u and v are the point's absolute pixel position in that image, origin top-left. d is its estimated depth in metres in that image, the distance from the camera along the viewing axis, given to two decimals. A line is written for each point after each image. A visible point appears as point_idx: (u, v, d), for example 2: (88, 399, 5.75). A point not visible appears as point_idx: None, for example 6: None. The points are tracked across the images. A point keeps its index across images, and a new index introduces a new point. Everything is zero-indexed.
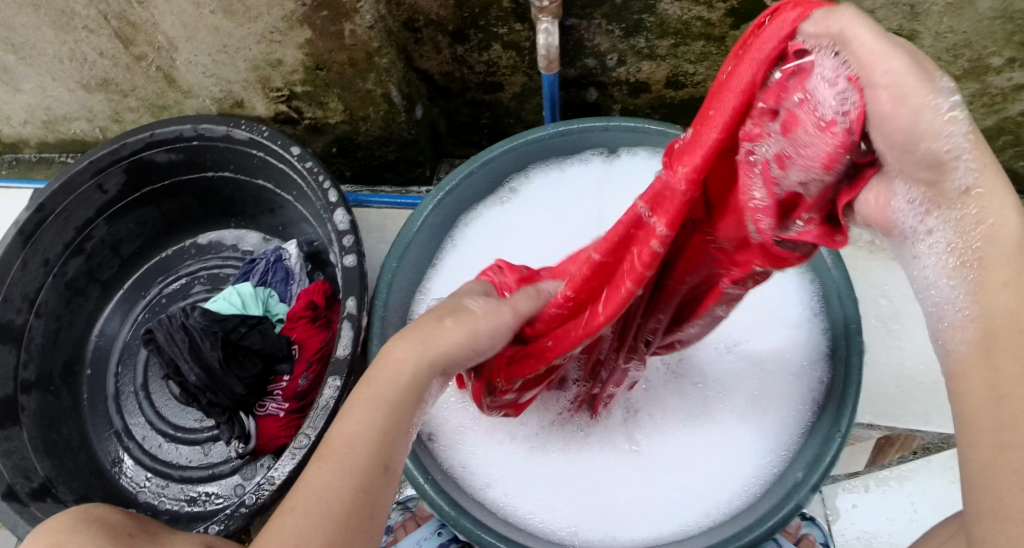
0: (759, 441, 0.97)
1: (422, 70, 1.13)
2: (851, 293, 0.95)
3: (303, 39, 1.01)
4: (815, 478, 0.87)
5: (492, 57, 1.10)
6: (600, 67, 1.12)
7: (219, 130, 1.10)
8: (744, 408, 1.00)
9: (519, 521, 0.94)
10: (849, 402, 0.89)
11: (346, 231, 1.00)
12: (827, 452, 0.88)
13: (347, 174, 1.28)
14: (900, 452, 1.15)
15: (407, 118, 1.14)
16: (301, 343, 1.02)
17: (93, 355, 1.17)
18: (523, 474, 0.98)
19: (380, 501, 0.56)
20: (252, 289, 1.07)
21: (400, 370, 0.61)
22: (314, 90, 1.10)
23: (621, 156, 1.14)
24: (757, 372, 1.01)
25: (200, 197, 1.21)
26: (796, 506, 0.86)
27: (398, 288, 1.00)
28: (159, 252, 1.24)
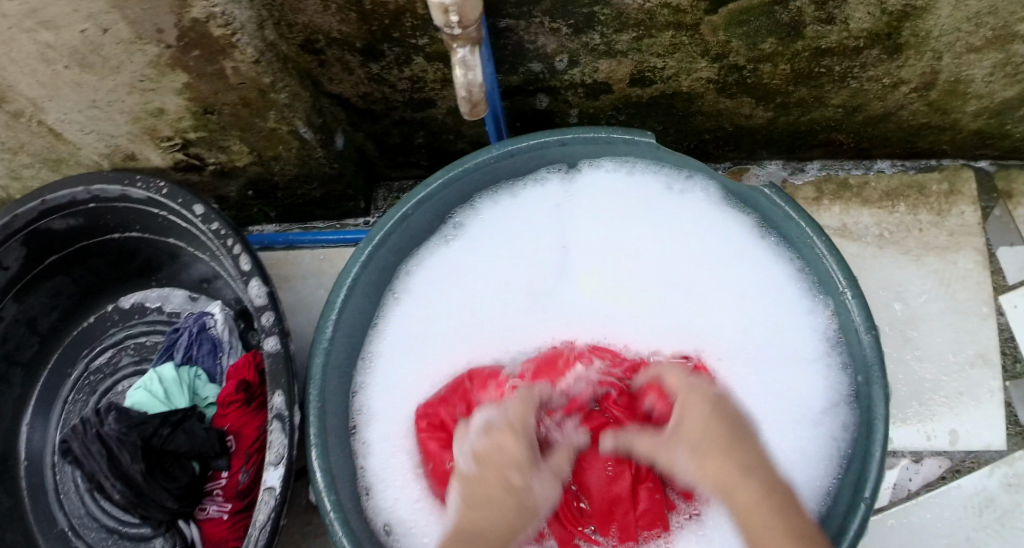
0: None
1: (335, 94, 0.96)
2: (872, 333, 0.81)
3: (181, 84, 0.85)
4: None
5: (415, 71, 0.92)
6: (549, 71, 0.94)
7: (114, 190, 0.97)
8: None
9: None
10: (875, 457, 0.77)
11: (264, 306, 0.86)
12: (853, 521, 0.77)
13: (272, 215, 1.12)
14: (926, 479, 0.97)
15: (326, 153, 0.99)
16: (236, 433, 0.90)
17: (27, 459, 1.06)
18: None
19: None
20: (175, 371, 0.95)
21: (492, 523, 0.61)
22: (210, 135, 0.93)
23: (583, 171, 0.97)
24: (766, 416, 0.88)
25: (114, 260, 1.09)
26: None
27: (334, 367, 0.87)
28: (81, 322, 1.12)
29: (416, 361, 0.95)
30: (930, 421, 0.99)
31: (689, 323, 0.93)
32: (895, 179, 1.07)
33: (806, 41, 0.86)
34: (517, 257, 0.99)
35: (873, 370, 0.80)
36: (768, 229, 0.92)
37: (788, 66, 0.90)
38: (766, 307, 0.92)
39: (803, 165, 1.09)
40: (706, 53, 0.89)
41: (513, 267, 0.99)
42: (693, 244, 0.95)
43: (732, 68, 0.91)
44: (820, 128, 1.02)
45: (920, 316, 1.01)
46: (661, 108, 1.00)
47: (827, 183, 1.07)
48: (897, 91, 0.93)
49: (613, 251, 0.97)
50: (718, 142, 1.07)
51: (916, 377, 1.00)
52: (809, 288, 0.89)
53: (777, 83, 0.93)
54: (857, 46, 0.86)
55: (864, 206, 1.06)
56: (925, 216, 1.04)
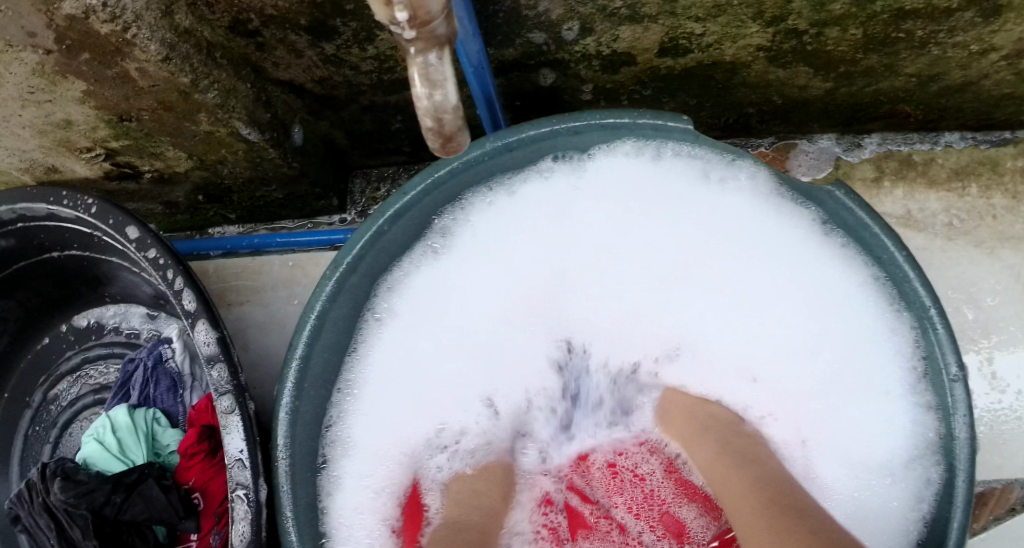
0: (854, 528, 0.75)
1: (285, 81, 0.78)
2: (963, 374, 0.67)
3: (81, 93, 0.68)
4: None
5: (381, 49, 0.73)
6: (554, 42, 0.76)
7: (41, 208, 0.84)
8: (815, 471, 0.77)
9: None
10: (956, 525, 0.65)
11: (215, 355, 0.73)
12: None
13: (232, 217, 0.97)
14: (995, 513, 0.84)
15: (280, 152, 0.82)
16: (203, 490, 0.80)
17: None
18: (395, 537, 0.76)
19: None
20: (131, 417, 0.84)
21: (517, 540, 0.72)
22: (136, 142, 0.77)
23: (594, 159, 0.82)
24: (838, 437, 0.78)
25: (59, 279, 0.95)
26: None
27: (304, 422, 0.75)
28: (33, 346, 1.00)
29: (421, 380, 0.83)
30: (1000, 445, 0.85)
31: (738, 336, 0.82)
32: (965, 155, 0.89)
33: (887, 1, 0.67)
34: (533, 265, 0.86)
35: (958, 414, 0.68)
36: (834, 228, 0.76)
37: (860, 31, 0.71)
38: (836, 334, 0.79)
39: (860, 139, 0.91)
40: (759, 16, 0.71)
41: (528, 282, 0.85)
42: (746, 242, 0.82)
43: (790, 34, 0.73)
44: (885, 100, 0.84)
45: (994, 323, 0.86)
46: (697, 81, 0.83)
47: (888, 160, 0.90)
48: (985, 59, 0.74)
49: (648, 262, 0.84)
50: (764, 115, 0.89)
51: (991, 399, 0.85)
52: (886, 307, 0.75)
53: (843, 50, 0.75)
54: (948, 8, 0.66)
55: (931, 187, 0.89)
56: (998, 201, 0.87)
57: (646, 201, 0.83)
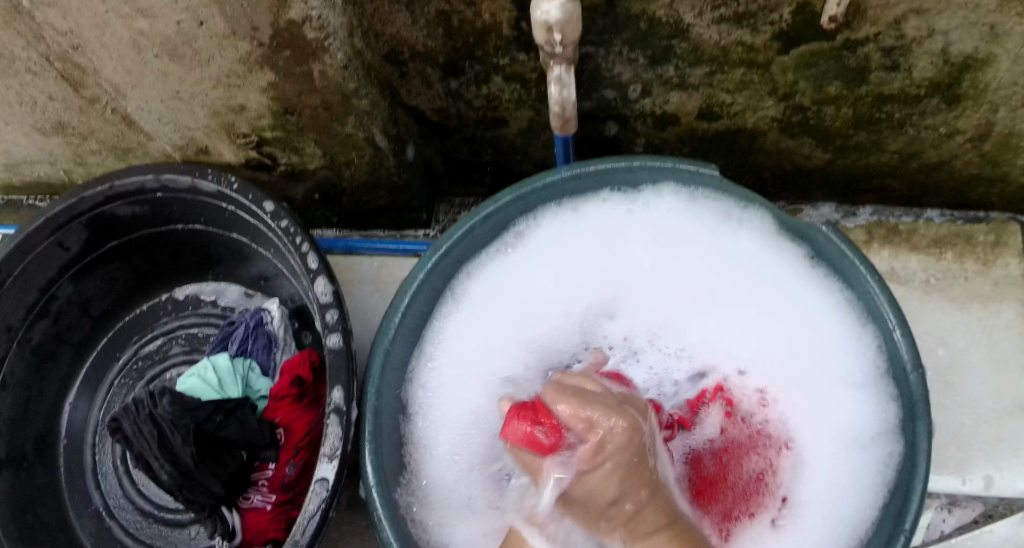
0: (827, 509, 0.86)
1: (410, 106, 0.99)
2: (920, 371, 0.82)
3: (266, 83, 0.87)
4: None
5: (492, 90, 0.94)
6: (620, 99, 0.98)
7: (184, 180, 0.98)
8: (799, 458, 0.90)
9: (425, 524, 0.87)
10: (918, 488, 0.79)
11: (329, 304, 0.86)
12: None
13: (334, 220, 1.15)
14: (960, 523, 0.98)
15: (396, 162, 1.01)
16: (287, 428, 0.91)
17: (67, 445, 1.06)
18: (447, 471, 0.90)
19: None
20: (231, 363, 0.96)
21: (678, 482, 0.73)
22: (286, 135, 0.96)
23: (643, 194, 0.97)
24: (819, 431, 0.90)
25: (173, 250, 1.11)
26: None
27: (391, 368, 0.89)
28: (135, 307, 1.14)
29: (468, 350, 0.95)
30: (968, 467, 0.99)
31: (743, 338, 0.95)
32: (943, 228, 1.09)
33: (870, 87, 0.89)
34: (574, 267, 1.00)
35: (919, 407, 0.82)
36: (820, 257, 0.92)
37: (851, 110, 0.94)
38: (819, 333, 0.92)
39: (855, 209, 1.14)
40: (773, 92, 0.93)
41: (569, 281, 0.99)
42: (751, 264, 0.96)
43: (797, 109, 0.95)
44: (874, 173, 1.05)
45: (961, 363, 1.03)
46: (724, 144, 1.05)
47: (877, 227, 1.10)
48: (953, 140, 0.96)
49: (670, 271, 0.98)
50: (777, 180, 1.11)
51: (960, 428, 1.01)
52: (858, 318, 0.90)
53: (838, 125, 0.97)
54: (917, 94, 0.89)
55: (913, 251, 1.08)
56: (970, 266, 1.07)
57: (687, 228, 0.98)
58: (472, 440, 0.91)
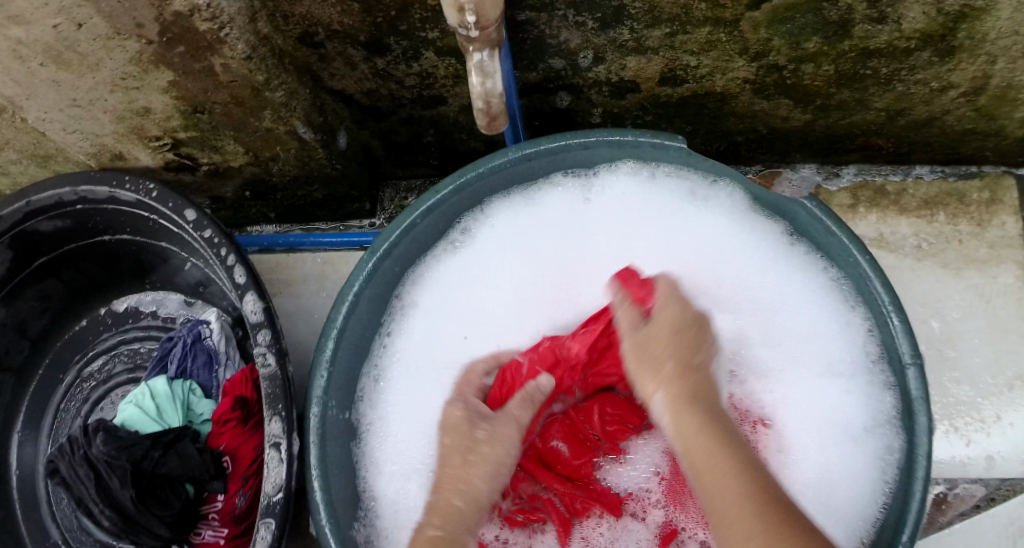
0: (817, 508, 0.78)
1: (336, 90, 0.89)
2: (917, 360, 0.74)
3: (167, 82, 0.78)
4: None
5: (424, 66, 0.84)
6: (571, 68, 0.87)
7: (102, 191, 0.90)
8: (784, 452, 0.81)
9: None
10: (917, 493, 0.72)
11: (260, 322, 0.80)
12: None
13: (272, 215, 1.06)
14: (961, 508, 0.92)
15: (327, 153, 0.92)
16: (233, 454, 0.85)
17: (18, 480, 1.00)
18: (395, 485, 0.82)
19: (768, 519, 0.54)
20: (169, 387, 0.90)
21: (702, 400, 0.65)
22: (201, 134, 0.87)
23: (600, 177, 0.89)
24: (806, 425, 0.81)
25: (107, 263, 1.03)
26: None
27: (336, 389, 0.81)
28: (74, 325, 1.07)
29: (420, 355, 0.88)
30: (967, 447, 0.93)
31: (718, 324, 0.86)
32: (933, 186, 1.00)
33: (853, 42, 0.79)
34: (531, 257, 0.91)
35: (918, 403, 0.73)
36: (801, 233, 0.84)
37: (832, 67, 0.83)
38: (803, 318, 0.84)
39: (838, 169, 1.03)
40: (744, 51, 0.82)
41: (528, 274, 0.91)
42: (723, 249, 0.88)
43: (772, 68, 0.84)
44: (858, 132, 0.95)
45: (958, 335, 0.96)
46: (691, 108, 0.94)
47: (862, 189, 1.01)
48: (945, 95, 0.86)
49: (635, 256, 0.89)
50: (751, 144, 1.01)
51: (958, 404, 0.94)
52: (846, 299, 0.81)
53: (818, 84, 0.87)
54: (907, 48, 0.79)
55: (902, 214, 0.99)
56: (964, 228, 0.98)
57: (655, 213, 0.89)
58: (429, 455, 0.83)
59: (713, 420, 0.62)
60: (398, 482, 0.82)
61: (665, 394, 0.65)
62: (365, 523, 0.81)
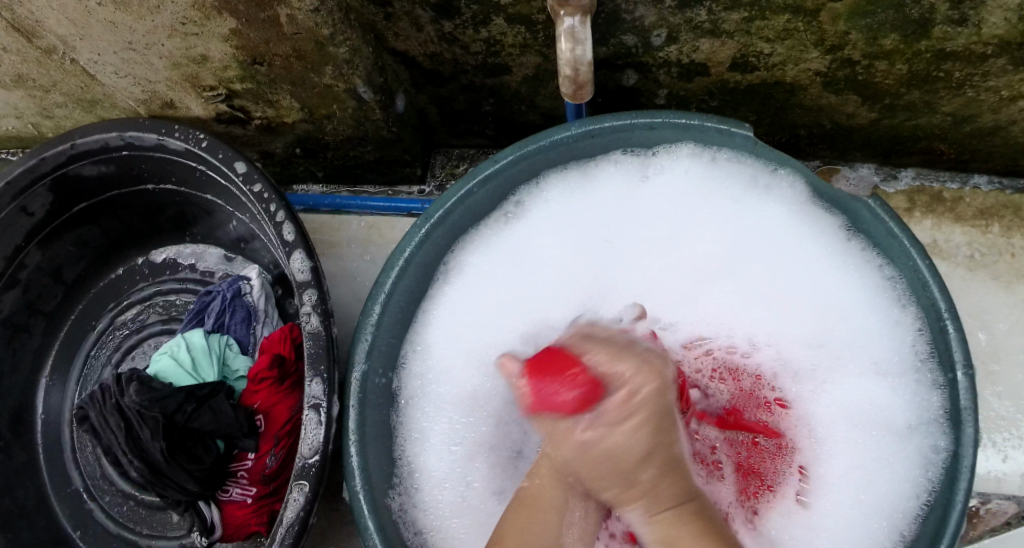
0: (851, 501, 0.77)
1: (398, 51, 0.87)
2: (968, 369, 0.73)
3: (228, 30, 0.77)
4: None
5: (492, 33, 0.82)
6: (642, 46, 0.86)
7: (149, 138, 0.89)
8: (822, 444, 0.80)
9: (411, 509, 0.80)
10: (957, 506, 0.71)
11: (307, 282, 0.78)
12: None
13: (319, 175, 1.06)
14: (992, 526, 0.90)
15: (384, 115, 0.91)
16: (266, 413, 0.84)
17: (45, 423, 1.00)
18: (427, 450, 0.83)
19: None
20: (205, 339, 0.89)
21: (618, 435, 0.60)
22: (257, 86, 0.87)
23: (658, 158, 0.87)
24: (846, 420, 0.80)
25: (147, 212, 1.02)
26: None
27: (379, 355, 0.81)
28: (108, 273, 1.06)
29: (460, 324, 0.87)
30: (1003, 463, 0.91)
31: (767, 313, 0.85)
32: (991, 197, 0.98)
33: (929, 42, 0.77)
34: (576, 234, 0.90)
35: (966, 413, 0.72)
36: (858, 228, 0.82)
37: (905, 66, 0.82)
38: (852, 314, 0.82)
39: (897, 172, 1.02)
40: (820, 43, 0.81)
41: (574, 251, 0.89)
42: (773, 240, 0.86)
43: (845, 62, 0.83)
44: (922, 136, 0.94)
45: (1004, 349, 0.94)
46: (758, 97, 0.93)
47: (920, 194, 1.00)
48: (1013, 105, 0.85)
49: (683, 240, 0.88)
50: (813, 138, 1.00)
51: (998, 419, 0.92)
52: (897, 298, 0.79)
53: (889, 83, 0.85)
54: (983, 53, 0.77)
55: (957, 222, 0.98)
56: (1018, 241, 0.96)
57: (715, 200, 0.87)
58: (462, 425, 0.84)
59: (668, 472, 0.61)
60: (435, 451, 0.83)
61: (644, 510, 0.60)
62: (400, 492, 0.81)
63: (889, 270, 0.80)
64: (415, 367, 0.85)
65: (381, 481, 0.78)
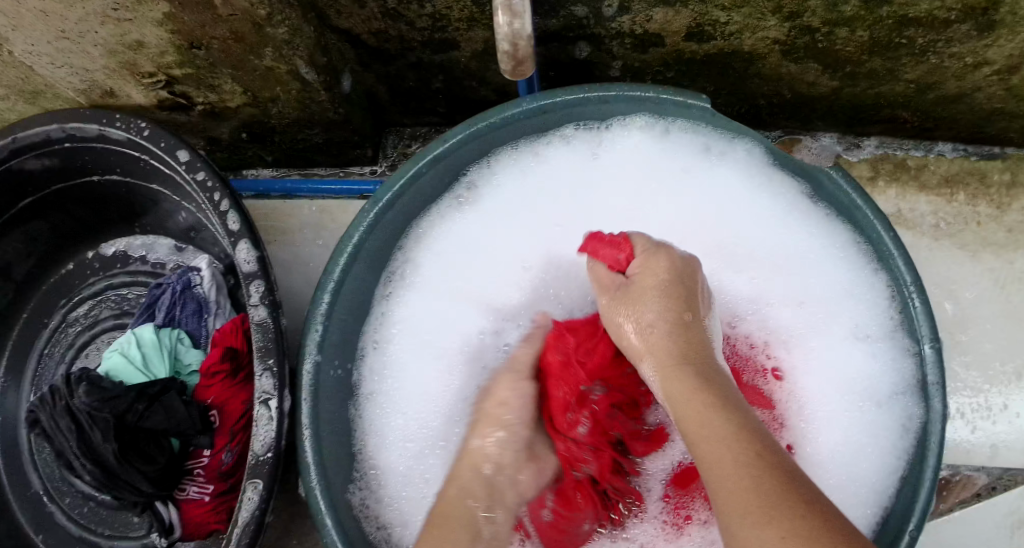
0: (825, 477, 0.77)
1: (343, 29, 0.83)
2: (935, 345, 0.72)
3: (162, 14, 0.74)
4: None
5: (438, 8, 0.78)
6: (594, 16, 0.82)
7: (93, 129, 0.86)
8: (799, 418, 0.79)
9: (382, 501, 0.80)
10: (925, 484, 0.70)
11: (253, 273, 0.76)
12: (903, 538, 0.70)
13: (269, 159, 1.03)
14: (961, 497, 0.91)
15: (330, 96, 0.88)
16: (220, 408, 0.82)
17: (2, 423, 0.98)
18: (396, 443, 0.82)
19: (744, 455, 0.50)
20: (156, 334, 0.87)
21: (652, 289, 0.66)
22: (197, 72, 0.83)
23: (612, 130, 0.85)
24: (820, 393, 0.79)
25: (95, 205, 0.99)
26: None
27: (332, 344, 0.79)
28: (59, 269, 1.03)
29: (428, 308, 0.86)
30: (971, 434, 0.91)
31: (737, 285, 0.83)
32: (955, 164, 0.97)
33: (891, 8, 0.75)
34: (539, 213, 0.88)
35: (933, 388, 0.72)
36: (819, 194, 0.80)
37: (867, 33, 0.79)
38: (817, 284, 0.81)
39: (860, 141, 1.00)
40: (777, 10, 0.78)
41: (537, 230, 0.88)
42: (732, 211, 0.85)
43: (804, 30, 0.80)
44: (885, 104, 0.92)
45: (972, 319, 0.93)
46: (717, 67, 0.90)
47: (883, 163, 0.98)
48: (979, 71, 0.83)
49: (641, 212, 0.87)
50: (773, 108, 0.97)
51: (964, 389, 0.92)
52: (866, 267, 0.79)
53: (851, 50, 0.83)
54: (947, 19, 0.75)
55: (922, 191, 0.96)
56: (983, 209, 0.95)
57: (670, 171, 0.86)
58: (426, 416, 0.82)
59: (704, 383, 0.58)
60: (400, 444, 0.82)
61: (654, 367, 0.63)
62: (361, 486, 0.80)
63: (853, 240, 0.79)
64: (381, 353, 0.84)
65: (338, 471, 0.76)
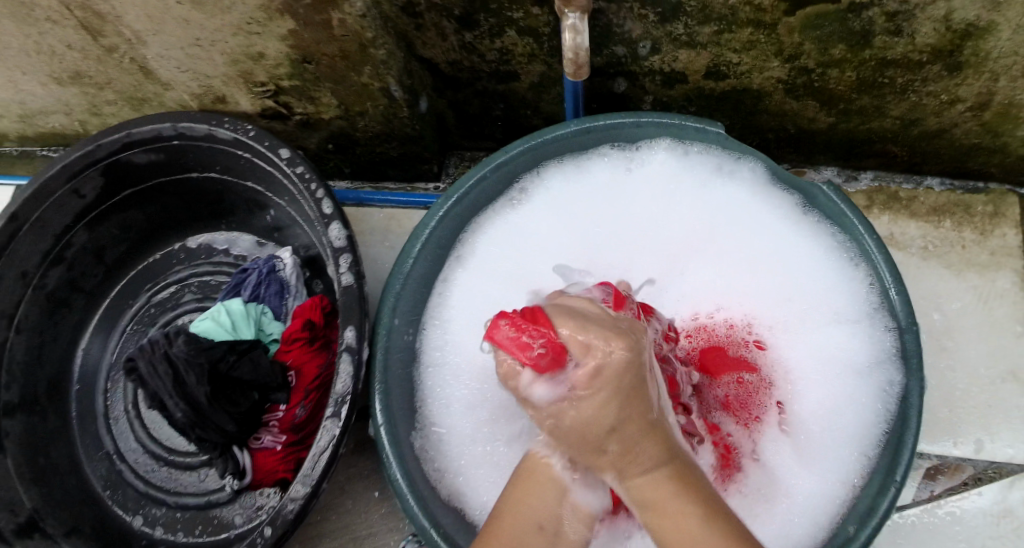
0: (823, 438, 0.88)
1: (424, 58, 1.00)
2: (909, 327, 0.85)
3: (285, 30, 0.88)
4: (886, 503, 0.80)
5: (505, 43, 0.95)
6: (631, 55, 0.99)
7: (200, 128, 0.99)
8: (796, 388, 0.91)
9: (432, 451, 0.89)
10: (907, 445, 0.81)
11: (343, 248, 0.88)
12: (884, 497, 0.80)
13: (346, 170, 1.19)
14: (950, 484, 0.99)
15: (410, 113, 1.03)
16: (298, 369, 0.93)
17: (80, 376, 1.08)
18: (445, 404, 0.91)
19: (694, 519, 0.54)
20: (243, 306, 0.98)
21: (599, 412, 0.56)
22: (302, 84, 0.99)
23: (641, 152, 0.98)
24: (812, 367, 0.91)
25: (188, 199, 1.13)
26: (881, 518, 0.79)
27: (401, 315, 0.91)
28: (146, 257, 1.15)
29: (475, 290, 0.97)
30: (959, 429, 1.01)
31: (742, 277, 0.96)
32: (942, 196, 1.12)
33: (873, 51, 0.91)
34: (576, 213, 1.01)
35: (912, 360, 0.84)
36: (811, 205, 0.94)
37: (855, 73, 0.96)
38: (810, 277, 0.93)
39: (857, 173, 1.16)
40: (779, 53, 0.94)
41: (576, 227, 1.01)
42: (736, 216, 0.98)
43: (802, 71, 0.97)
44: (876, 138, 1.08)
45: (957, 327, 1.05)
46: (731, 103, 1.07)
47: (878, 193, 1.13)
48: (954, 108, 0.99)
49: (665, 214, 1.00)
50: (780, 142, 1.14)
51: (950, 389, 1.03)
52: (851, 261, 0.91)
53: (842, 89, 0.99)
54: (920, 61, 0.91)
55: (912, 218, 1.11)
56: (968, 235, 1.09)
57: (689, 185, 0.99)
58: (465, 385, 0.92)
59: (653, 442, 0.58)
60: (450, 410, 0.91)
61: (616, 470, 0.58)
62: (423, 434, 0.90)
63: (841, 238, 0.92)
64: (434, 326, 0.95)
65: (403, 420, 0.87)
